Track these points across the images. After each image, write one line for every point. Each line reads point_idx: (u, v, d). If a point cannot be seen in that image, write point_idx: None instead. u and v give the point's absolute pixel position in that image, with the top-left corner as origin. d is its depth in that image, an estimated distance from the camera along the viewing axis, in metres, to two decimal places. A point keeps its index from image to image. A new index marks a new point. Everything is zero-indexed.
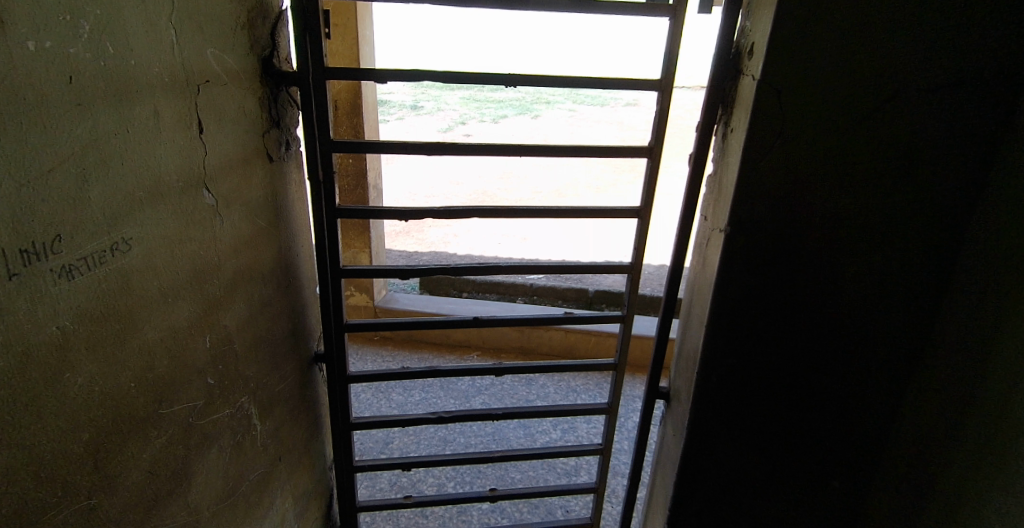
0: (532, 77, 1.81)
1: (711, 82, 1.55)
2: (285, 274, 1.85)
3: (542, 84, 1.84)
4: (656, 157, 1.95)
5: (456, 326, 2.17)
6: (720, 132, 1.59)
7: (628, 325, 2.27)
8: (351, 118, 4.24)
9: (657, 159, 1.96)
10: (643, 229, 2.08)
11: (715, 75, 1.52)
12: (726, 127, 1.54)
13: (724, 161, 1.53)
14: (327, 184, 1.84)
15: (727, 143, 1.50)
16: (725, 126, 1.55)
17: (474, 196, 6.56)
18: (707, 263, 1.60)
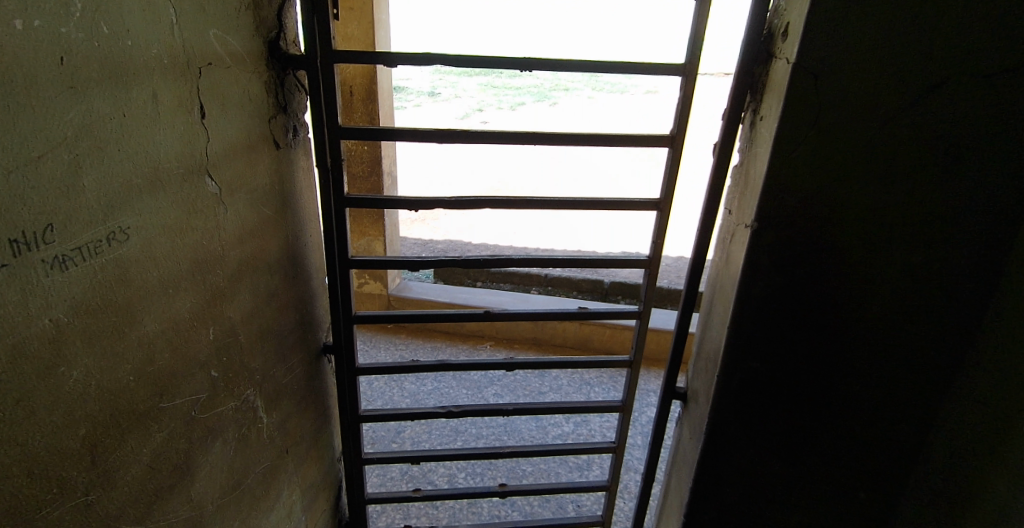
0: (549, 62, 1.73)
1: (740, 67, 1.47)
2: (291, 264, 1.80)
3: (559, 69, 1.76)
4: (678, 146, 1.87)
5: (468, 319, 2.12)
6: (748, 121, 1.51)
7: (645, 321, 2.19)
8: (365, 104, 4.18)
9: (679, 149, 1.88)
10: (663, 222, 2.00)
11: (745, 59, 1.43)
12: (755, 115, 1.45)
13: (751, 151, 1.44)
14: (336, 172, 1.79)
15: (756, 132, 1.41)
16: (753, 113, 1.47)
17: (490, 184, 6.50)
18: (731, 259, 1.52)
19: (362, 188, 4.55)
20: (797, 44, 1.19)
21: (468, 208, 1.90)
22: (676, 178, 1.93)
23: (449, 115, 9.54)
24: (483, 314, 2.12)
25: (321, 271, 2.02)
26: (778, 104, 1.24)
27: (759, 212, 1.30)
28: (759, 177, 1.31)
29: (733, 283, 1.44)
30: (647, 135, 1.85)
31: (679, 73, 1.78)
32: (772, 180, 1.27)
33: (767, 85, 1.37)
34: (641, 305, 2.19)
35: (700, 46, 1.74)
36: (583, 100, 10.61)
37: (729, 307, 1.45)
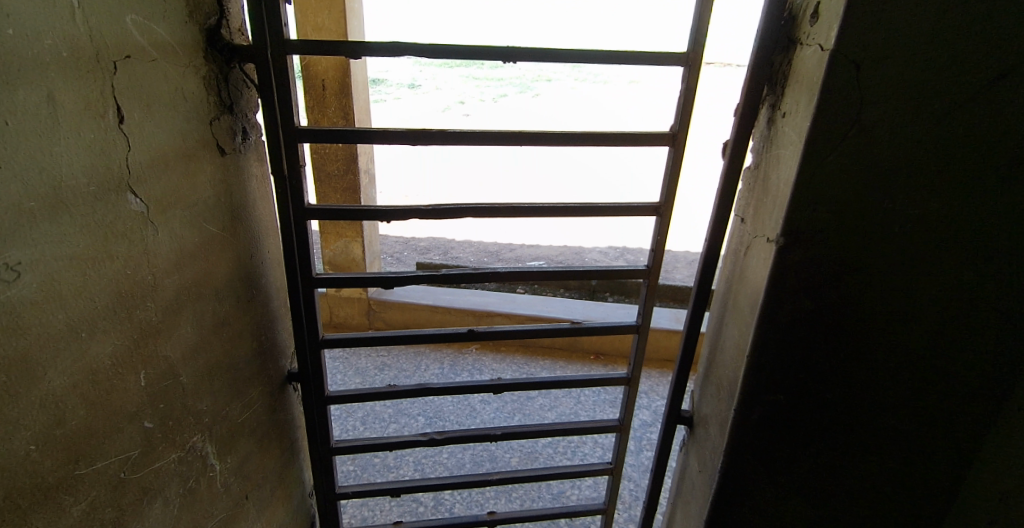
0: (534, 53, 1.51)
1: (755, 55, 1.27)
2: (244, 287, 1.57)
3: (547, 61, 1.55)
4: (680, 144, 1.66)
5: (450, 339, 1.91)
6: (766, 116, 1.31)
7: (644, 335, 2.00)
8: (339, 98, 3.93)
9: (681, 147, 1.68)
10: (663, 229, 1.81)
11: (762, 46, 1.24)
12: (774, 110, 1.25)
13: (770, 152, 1.25)
14: (293, 180, 1.57)
15: (777, 131, 1.22)
16: (772, 109, 1.27)
17: None
18: (746, 276, 1.33)
19: (338, 188, 4.30)
20: (835, 27, 0.99)
21: (446, 218, 1.68)
22: (677, 180, 1.73)
23: (431, 108, 9.30)
24: (466, 333, 1.90)
25: (281, 290, 1.80)
26: (810, 99, 1.04)
27: (787, 225, 1.11)
28: (785, 185, 1.12)
29: (753, 305, 1.25)
30: (645, 133, 1.65)
31: (682, 63, 1.58)
32: (801, 189, 1.07)
33: (791, 76, 1.17)
34: (639, 318, 2.00)
35: (705, 31, 1.54)
36: (567, 91, 10.41)
37: (749, 332, 1.26)
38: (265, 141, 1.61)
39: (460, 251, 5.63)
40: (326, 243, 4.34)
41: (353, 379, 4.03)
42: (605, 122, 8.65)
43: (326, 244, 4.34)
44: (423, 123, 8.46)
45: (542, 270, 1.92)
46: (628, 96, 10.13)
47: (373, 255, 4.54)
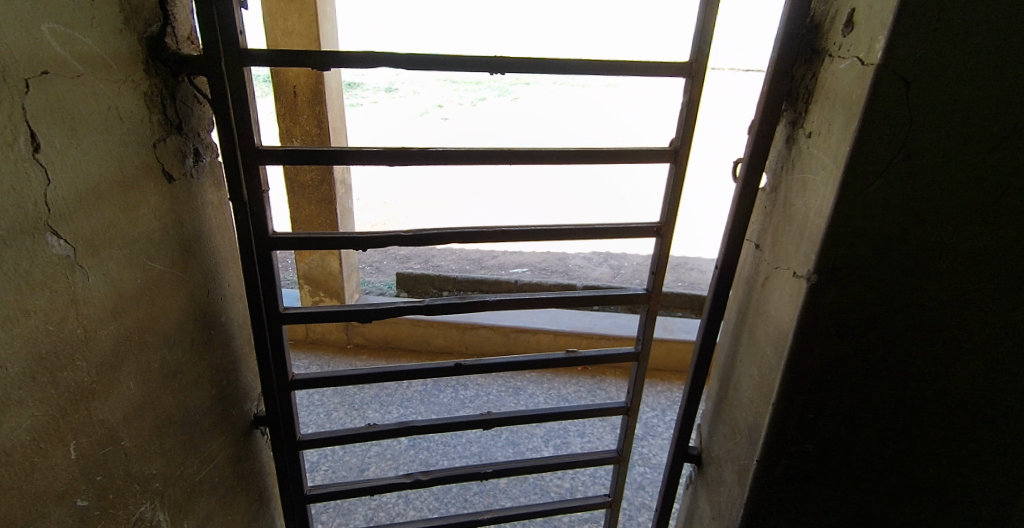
0: (523, 61, 1.36)
1: (774, 67, 1.13)
2: (200, 328, 1.40)
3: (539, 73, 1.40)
4: (682, 160, 1.52)
5: (436, 374, 1.74)
6: (785, 133, 1.18)
7: (644, 362, 1.86)
8: (312, 106, 3.73)
9: (683, 163, 1.54)
10: (664, 252, 1.67)
11: (782, 57, 1.11)
12: (795, 127, 1.12)
13: (792, 174, 1.11)
14: (254, 207, 1.39)
15: (800, 151, 1.08)
16: (793, 126, 1.14)
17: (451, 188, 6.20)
18: (764, 311, 1.20)
19: (312, 199, 4.09)
20: (880, 37, 0.86)
21: (430, 244, 1.52)
22: (679, 198, 1.59)
23: (409, 112, 9.12)
24: (453, 367, 1.74)
25: (245, 326, 1.62)
26: (849, 119, 0.91)
27: (821, 261, 0.97)
28: (816, 216, 0.99)
29: (777, 345, 1.11)
30: (645, 150, 1.51)
31: (685, 74, 1.44)
32: (837, 222, 0.94)
33: (819, 91, 1.03)
34: (638, 344, 1.86)
35: (710, 37, 1.39)
36: (545, 93, 10.34)
37: (773, 376, 1.13)
38: (221, 162, 1.42)
39: (440, 259, 5.46)
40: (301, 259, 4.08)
41: (331, 401, 3.80)
42: (585, 125, 8.57)
43: (302, 259, 4.07)
44: (401, 127, 8.28)
45: (533, 297, 1.76)
46: (606, 99, 10.06)
47: (351, 269, 4.33)
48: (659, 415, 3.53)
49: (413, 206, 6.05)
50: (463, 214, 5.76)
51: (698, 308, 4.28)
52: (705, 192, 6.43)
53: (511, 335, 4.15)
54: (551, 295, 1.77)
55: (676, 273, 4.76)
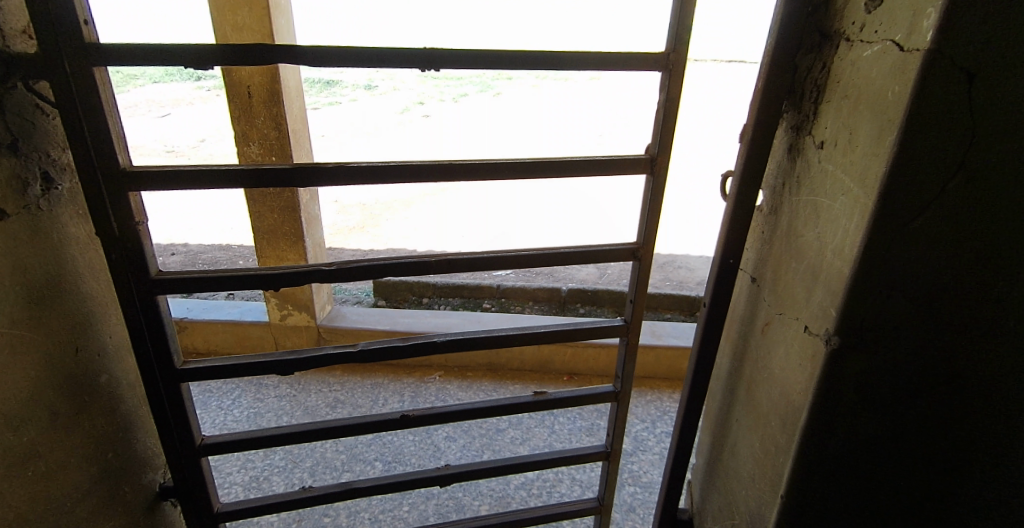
0: (460, 55, 1.09)
1: (773, 65, 0.97)
2: (67, 394, 1.15)
3: (487, 68, 1.13)
4: (660, 171, 1.27)
5: (380, 427, 1.48)
6: (787, 142, 1.01)
7: (624, 403, 1.60)
8: (268, 107, 3.18)
9: (661, 175, 1.28)
10: (642, 277, 1.41)
11: (787, 46, 0.94)
12: (801, 134, 0.96)
13: (799, 196, 0.95)
14: (131, 245, 1.12)
15: (808, 171, 0.93)
16: (797, 132, 0.98)
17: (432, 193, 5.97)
18: (770, 358, 1.01)
19: (276, 207, 3.68)
20: (933, 12, 0.69)
21: (362, 279, 1.26)
22: (657, 215, 1.33)
23: (388, 110, 8.80)
24: (399, 419, 1.47)
25: (139, 380, 1.34)
26: (880, 141, 0.76)
27: (842, 320, 0.83)
28: (837, 257, 0.84)
29: (792, 413, 0.94)
30: (616, 161, 1.25)
31: (660, 68, 1.18)
32: (865, 265, 0.80)
33: (837, 93, 0.87)
34: (616, 382, 1.59)
35: (690, 23, 1.13)
36: (527, 89, 10.08)
37: (789, 437, 0.95)
38: (81, 189, 1.15)
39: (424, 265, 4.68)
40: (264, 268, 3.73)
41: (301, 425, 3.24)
42: (570, 119, 8.26)
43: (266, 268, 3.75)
44: (379, 126, 7.94)
45: (490, 334, 1.45)
46: (590, 93, 9.85)
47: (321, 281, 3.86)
48: (649, 427, 3.18)
49: (390, 209, 5.73)
50: (443, 217, 5.49)
51: (688, 309, 3.96)
52: (695, 186, 6.14)
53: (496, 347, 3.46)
54: (511, 329, 1.47)
55: (663, 273, 4.45)
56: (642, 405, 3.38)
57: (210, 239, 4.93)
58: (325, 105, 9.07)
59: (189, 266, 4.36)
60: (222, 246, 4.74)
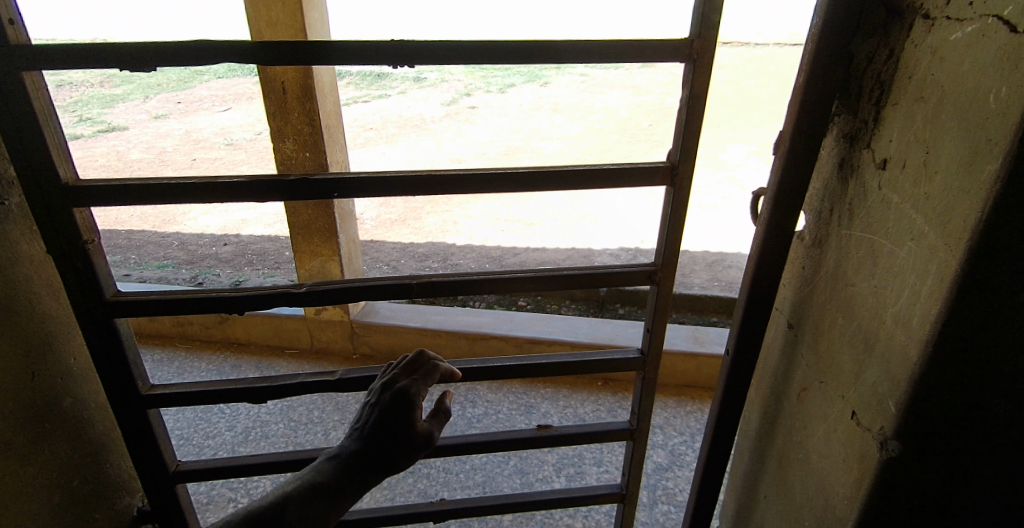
0: (428, 45, 1.01)
1: (827, 54, 0.80)
2: (22, 418, 1.05)
3: (480, 60, 1.03)
4: (682, 181, 1.16)
5: None
6: (838, 151, 0.86)
7: (641, 443, 1.49)
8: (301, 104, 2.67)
9: (683, 187, 1.18)
10: (663, 299, 1.30)
11: (833, 41, 0.79)
12: (856, 151, 0.81)
13: (852, 229, 0.81)
14: (84, 264, 1.02)
15: (864, 202, 0.79)
16: (850, 149, 0.82)
17: None
18: (818, 419, 0.90)
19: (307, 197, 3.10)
20: None
21: (339, 302, 1.14)
22: (678, 235, 1.22)
23: (434, 101, 8.70)
24: None
25: (107, 404, 1.24)
26: (962, 190, 0.61)
27: (901, 425, 0.71)
28: (900, 330, 0.70)
29: (852, 497, 0.80)
30: (633, 170, 1.13)
31: (683, 57, 1.06)
32: (940, 350, 0.65)
33: (908, 94, 0.71)
34: (633, 419, 1.48)
35: (720, 7, 1.02)
36: (577, 78, 9.76)
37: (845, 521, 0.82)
38: (24, 202, 1.04)
39: (460, 257, 4.36)
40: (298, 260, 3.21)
41: (332, 420, 2.65)
42: (624, 109, 7.89)
43: (300, 264, 3.21)
44: (424, 118, 7.85)
45: (486, 367, 1.34)
46: (643, 81, 9.44)
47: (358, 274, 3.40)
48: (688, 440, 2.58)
49: (433, 201, 5.59)
50: (483, 210, 5.31)
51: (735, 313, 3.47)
52: (757, 182, 5.70)
53: (521, 348, 2.93)
54: (512, 361, 1.36)
55: (711, 272, 4.10)
56: (680, 415, 2.76)
57: (259, 229, 4.96)
58: (376, 98, 9.06)
59: (237, 256, 4.39)
60: (271, 236, 4.74)
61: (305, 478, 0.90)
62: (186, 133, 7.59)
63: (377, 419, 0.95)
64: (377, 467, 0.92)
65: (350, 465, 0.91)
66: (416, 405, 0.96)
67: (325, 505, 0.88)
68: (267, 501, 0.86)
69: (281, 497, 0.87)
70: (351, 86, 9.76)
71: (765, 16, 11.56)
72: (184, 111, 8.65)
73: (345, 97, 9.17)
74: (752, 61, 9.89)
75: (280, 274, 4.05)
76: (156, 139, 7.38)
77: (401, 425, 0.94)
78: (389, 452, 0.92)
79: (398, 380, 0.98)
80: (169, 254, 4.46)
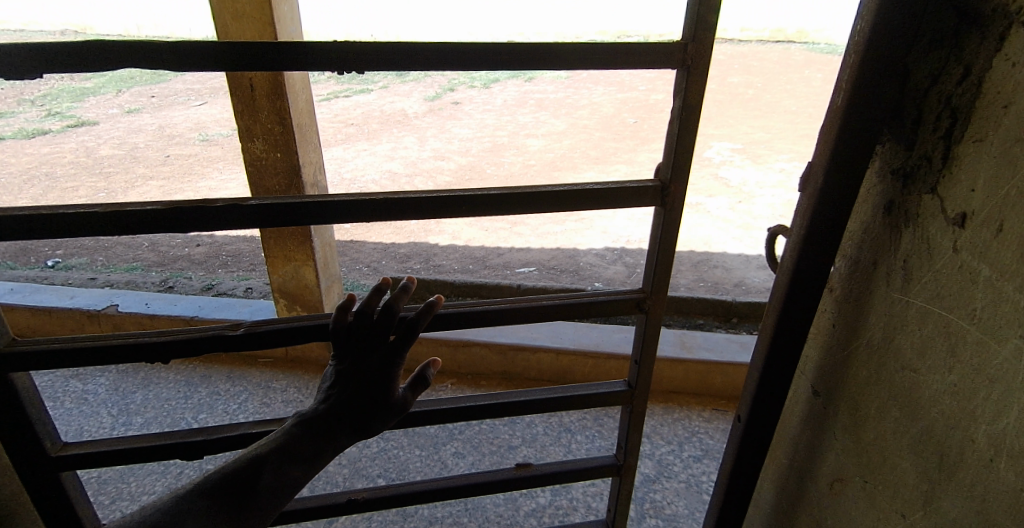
0: (375, 47, 0.88)
1: (879, 72, 0.74)
2: None
3: (433, 67, 0.92)
4: (674, 201, 1.06)
5: (327, 512, 1.34)
6: (884, 190, 0.78)
7: (627, 478, 1.42)
8: (273, 101, 2.41)
9: (675, 206, 1.08)
10: (650, 330, 1.22)
11: (866, 74, 0.74)
12: (910, 210, 0.73)
13: (910, 298, 0.73)
14: None
15: (927, 268, 0.70)
16: (909, 207, 0.74)
17: (459, 171, 5.52)
18: (862, 512, 0.82)
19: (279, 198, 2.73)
20: None
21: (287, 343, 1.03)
22: (667, 260, 1.14)
23: (416, 96, 8.49)
24: (344, 504, 1.33)
25: (8, 449, 1.01)
26: None
27: None
28: (1001, 455, 0.59)
29: None
30: (615, 188, 1.03)
31: (676, 64, 0.94)
32: None
33: (1001, 129, 0.60)
34: (619, 454, 1.42)
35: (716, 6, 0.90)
36: (563, 73, 9.61)
37: None
38: None
39: (441, 258, 4.19)
40: (269, 266, 2.84)
41: None
42: (610, 106, 7.76)
43: (272, 270, 2.82)
44: (404, 113, 7.63)
45: (454, 407, 1.27)
46: (629, 76, 9.32)
47: (335, 281, 3.03)
48: (677, 450, 2.27)
49: None
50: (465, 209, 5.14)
51: (724, 315, 3.23)
52: (744, 179, 5.58)
53: (505, 355, 2.68)
54: (486, 398, 1.29)
55: (698, 272, 3.97)
56: (667, 423, 2.41)
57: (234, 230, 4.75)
58: (357, 93, 8.81)
59: (210, 258, 4.18)
60: (246, 236, 4.52)
61: (278, 437, 0.79)
62: (160, 128, 7.32)
63: (357, 380, 0.83)
64: (354, 430, 0.81)
65: (323, 425, 0.81)
66: (398, 361, 0.83)
67: (301, 467, 0.77)
68: (237, 461, 0.76)
69: (251, 458, 0.76)
70: (332, 81, 9.51)
71: (751, 11, 11.46)
72: (158, 106, 8.36)
73: (325, 92, 8.91)
74: (737, 58, 9.82)
75: (254, 276, 3.85)
76: (128, 134, 7.11)
77: (381, 383, 0.83)
78: (367, 413, 0.82)
79: (372, 342, 0.84)
80: (139, 256, 4.23)
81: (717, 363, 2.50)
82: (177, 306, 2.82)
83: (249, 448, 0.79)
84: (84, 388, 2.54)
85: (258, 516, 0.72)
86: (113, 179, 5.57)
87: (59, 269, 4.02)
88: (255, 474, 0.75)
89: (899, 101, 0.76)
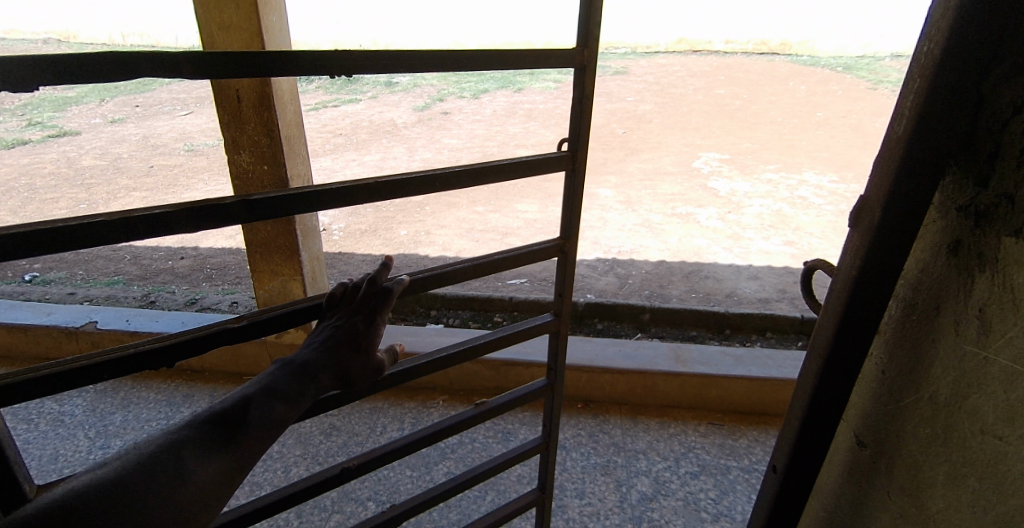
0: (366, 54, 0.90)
1: (946, 104, 0.71)
2: None
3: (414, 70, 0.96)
4: (580, 167, 1.20)
5: (317, 488, 1.23)
6: (947, 231, 0.75)
7: (558, 392, 1.52)
8: (260, 112, 2.33)
9: (579, 170, 1.23)
10: (567, 273, 1.35)
11: (929, 108, 0.72)
12: (986, 259, 0.69)
13: (993, 353, 0.67)
14: None
15: (1013, 322, 0.65)
16: (986, 255, 0.69)
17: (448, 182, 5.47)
18: None
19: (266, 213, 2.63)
20: None
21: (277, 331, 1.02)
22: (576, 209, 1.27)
23: (404, 106, 8.44)
24: (334, 474, 1.23)
25: None
26: None
27: None
28: None
29: None
30: (535, 159, 1.16)
31: (576, 66, 1.09)
32: None
33: None
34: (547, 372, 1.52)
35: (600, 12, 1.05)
36: (552, 83, 9.63)
37: None
38: None
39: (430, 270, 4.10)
40: (256, 280, 2.75)
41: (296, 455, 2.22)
42: (599, 116, 7.76)
43: (259, 284, 2.73)
44: (392, 123, 7.58)
45: (432, 355, 1.26)
46: (617, 86, 9.36)
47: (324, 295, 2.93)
48: (674, 467, 2.19)
49: (404, 210, 5.33)
50: (455, 220, 5.07)
51: (716, 327, 3.16)
52: (733, 188, 5.57)
53: (497, 370, 2.54)
54: (450, 345, 1.30)
55: (689, 283, 3.93)
56: (662, 439, 2.33)
57: (220, 242, 4.65)
58: (345, 102, 8.74)
59: (195, 271, 4.06)
60: (232, 249, 4.42)
61: (264, 379, 0.86)
62: (144, 138, 7.20)
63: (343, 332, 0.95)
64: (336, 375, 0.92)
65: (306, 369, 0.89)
66: (379, 322, 0.98)
67: (285, 404, 0.84)
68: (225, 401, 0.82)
69: (240, 397, 0.82)
70: (320, 91, 9.44)
71: (735, 23, 11.60)
72: (142, 115, 8.23)
73: (312, 101, 8.83)
74: (723, 70, 9.91)
75: (239, 289, 3.75)
76: (111, 144, 6.97)
77: (364, 336, 0.96)
78: (349, 359, 0.93)
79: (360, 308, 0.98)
80: (121, 269, 4.11)
81: (710, 377, 2.44)
82: (161, 322, 2.71)
83: (235, 390, 0.84)
84: (61, 408, 2.44)
85: (247, 445, 0.78)
86: (96, 191, 5.43)
87: (37, 283, 3.89)
88: (242, 411, 0.80)
89: (970, 133, 0.72)
